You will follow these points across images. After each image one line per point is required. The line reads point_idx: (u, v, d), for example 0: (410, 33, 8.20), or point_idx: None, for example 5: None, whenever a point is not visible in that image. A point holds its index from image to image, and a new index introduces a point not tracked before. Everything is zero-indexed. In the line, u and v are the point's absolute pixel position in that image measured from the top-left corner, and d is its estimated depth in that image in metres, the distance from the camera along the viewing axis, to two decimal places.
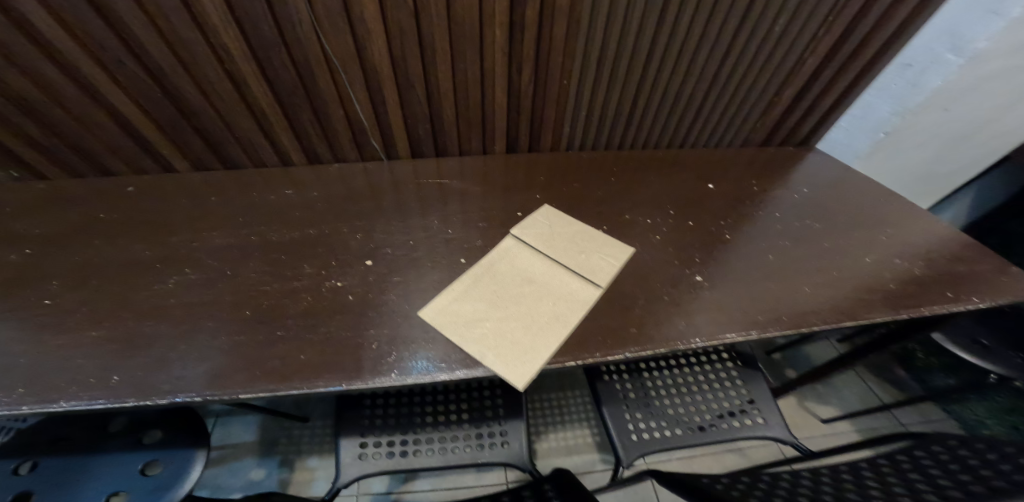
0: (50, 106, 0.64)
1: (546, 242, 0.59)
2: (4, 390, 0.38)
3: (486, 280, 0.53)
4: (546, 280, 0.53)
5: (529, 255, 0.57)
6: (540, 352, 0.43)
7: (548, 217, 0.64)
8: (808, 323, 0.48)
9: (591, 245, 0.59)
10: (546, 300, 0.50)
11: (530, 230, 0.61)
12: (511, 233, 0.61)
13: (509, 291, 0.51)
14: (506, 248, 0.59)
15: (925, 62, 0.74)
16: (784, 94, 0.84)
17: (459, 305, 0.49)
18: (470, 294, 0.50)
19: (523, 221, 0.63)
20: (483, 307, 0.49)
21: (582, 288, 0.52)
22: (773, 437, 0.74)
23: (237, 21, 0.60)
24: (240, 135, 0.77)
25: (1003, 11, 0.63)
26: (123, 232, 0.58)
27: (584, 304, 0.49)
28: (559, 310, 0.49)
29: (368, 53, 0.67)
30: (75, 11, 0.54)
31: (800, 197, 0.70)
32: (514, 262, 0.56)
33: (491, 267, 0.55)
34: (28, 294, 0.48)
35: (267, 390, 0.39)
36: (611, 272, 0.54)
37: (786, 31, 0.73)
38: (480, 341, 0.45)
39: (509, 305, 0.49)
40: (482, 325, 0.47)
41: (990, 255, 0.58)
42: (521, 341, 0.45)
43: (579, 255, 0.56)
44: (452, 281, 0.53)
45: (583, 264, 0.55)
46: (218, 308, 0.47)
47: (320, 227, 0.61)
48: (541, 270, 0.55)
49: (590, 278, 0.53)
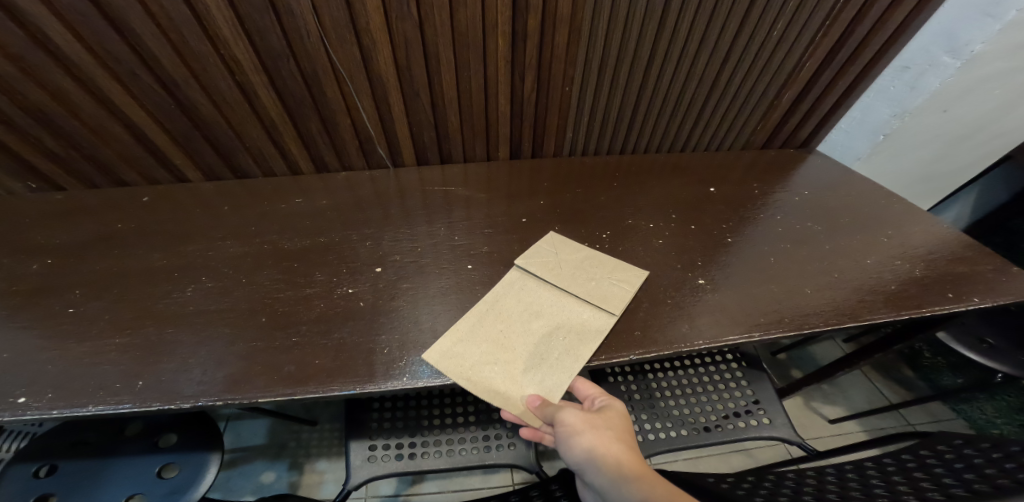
0: (68, 119, 0.66)
1: (553, 270, 0.56)
2: (35, 396, 0.40)
3: (490, 317, 0.50)
4: (555, 312, 0.50)
5: (535, 284, 0.55)
6: (553, 390, 0.42)
7: (554, 244, 0.61)
8: (809, 324, 0.49)
9: (600, 270, 0.56)
10: (557, 333, 0.48)
11: (534, 257, 0.58)
12: (515, 263, 0.57)
13: (516, 326, 0.49)
14: (510, 278, 0.56)
15: (923, 64, 0.74)
16: (784, 96, 0.84)
17: (465, 346, 0.46)
18: (475, 333, 0.48)
19: (527, 249, 0.60)
20: (489, 346, 0.46)
21: (594, 317, 0.50)
22: (779, 437, 0.74)
23: (247, 34, 0.62)
24: (250, 145, 0.78)
25: (998, 13, 0.64)
26: (140, 242, 0.60)
27: (598, 335, 0.47)
28: (571, 344, 0.46)
29: (374, 64, 0.69)
30: (91, 24, 0.56)
31: (801, 199, 0.70)
32: (519, 293, 0.53)
33: (497, 302, 0.52)
34: (52, 303, 0.50)
35: (285, 394, 0.41)
36: (623, 297, 0.52)
37: (784, 34, 0.73)
38: (489, 387, 0.42)
39: (518, 343, 0.47)
40: (491, 368, 0.44)
41: (991, 256, 0.58)
42: (532, 381, 0.43)
43: (589, 282, 0.54)
44: (453, 317, 0.50)
45: (594, 290, 0.53)
46: (235, 315, 0.49)
47: (329, 235, 0.62)
48: (548, 300, 0.52)
49: (601, 306, 0.51)
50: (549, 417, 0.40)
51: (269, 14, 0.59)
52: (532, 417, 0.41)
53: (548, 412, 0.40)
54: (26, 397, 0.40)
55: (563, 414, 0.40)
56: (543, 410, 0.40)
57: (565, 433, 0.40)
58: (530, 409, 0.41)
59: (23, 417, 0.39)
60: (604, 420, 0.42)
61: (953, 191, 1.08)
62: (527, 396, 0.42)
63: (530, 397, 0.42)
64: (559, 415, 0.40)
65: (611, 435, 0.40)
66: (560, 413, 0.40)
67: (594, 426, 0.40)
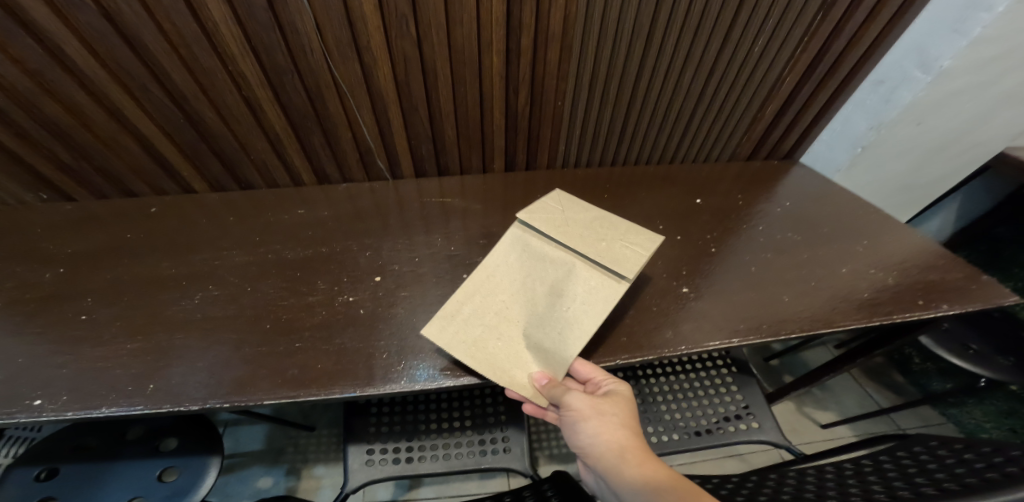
0: (81, 131, 0.70)
1: (559, 229, 0.54)
2: (50, 398, 0.42)
3: (492, 290, 0.51)
4: (562, 280, 0.50)
5: (540, 247, 0.54)
6: (557, 369, 0.45)
7: (560, 202, 0.60)
8: (786, 330, 0.52)
9: (611, 231, 0.55)
10: (561, 304, 0.48)
11: (539, 216, 0.56)
12: (518, 217, 0.56)
13: (521, 299, 0.50)
14: (513, 243, 0.56)
15: (896, 79, 0.76)
16: (767, 109, 0.88)
17: (469, 321, 0.48)
18: (480, 309, 0.49)
19: (534, 204, 0.59)
20: (494, 322, 0.48)
21: (602, 283, 0.49)
22: (768, 441, 0.76)
23: (254, 51, 0.65)
24: (256, 157, 0.82)
25: (964, 30, 0.65)
26: (150, 251, 0.63)
27: (606, 304, 0.47)
28: (576, 316, 0.47)
29: (374, 80, 0.72)
30: (106, 41, 0.59)
31: (783, 210, 0.73)
32: (524, 261, 0.54)
33: (500, 272, 0.53)
34: (66, 310, 0.53)
35: (288, 396, 0.43)
36: (635, 260, 0.50)
37: (765, 51, 0.77)
38: (494, 364, 0.45)
39: (521, 316, 0.49)
40: (495, 344, 0.46)
41: (963, 264, 0.61)
42: (536, 360, 0.46)
43: (598, 243, 0.52)
44: (456, 291, 0.51)
45: (604, 252, 0.51)
46: (241, 321, 0.51)
47: (331, 245, 0.65)
48: (554, 267, 0.52)
49: (611, 269, 0.49)
50: (556, 399, 0.43)
51: (275, 32, 0.63)
52: (537, 395, 0.44)
53: (555, 394, 0.42)
54: (42, 399, 0.42)
55: (570, 398, 0.42)
56: (550, 390, 0.43)
57: (572, 416, 0.42)
58: (536, 387, 0.44)
59: (39, 418, 0.41)
60: (609, 403, 0.44)
61: (935, 200, 1.12)
62: (534, 375, 0.44)
63: (536, 376, 0.45)
64: (567, 400, 0.42)
65: (615, 421, 0.42)
66: (568, 397, 0.42)
67: (600, 411, 0.42)
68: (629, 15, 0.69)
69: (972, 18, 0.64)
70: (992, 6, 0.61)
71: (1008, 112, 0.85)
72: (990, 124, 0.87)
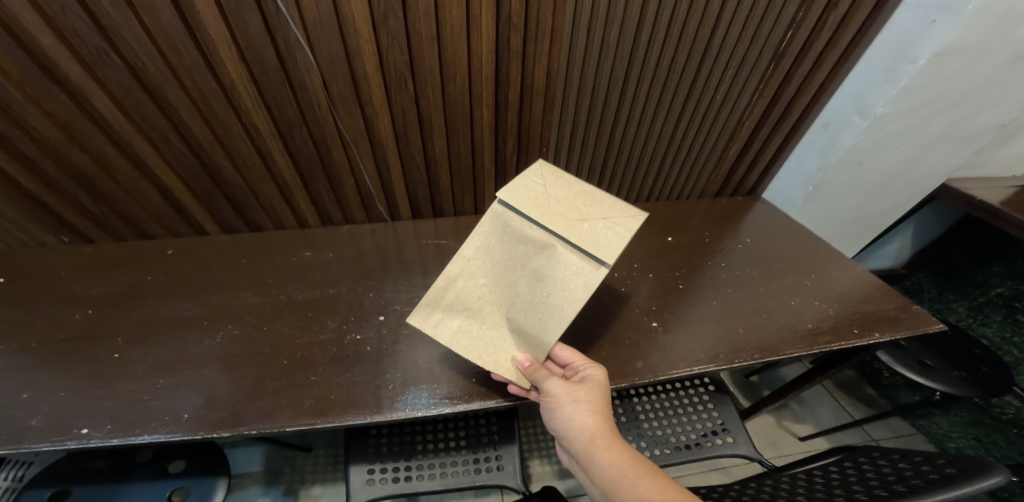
0: (105, 180, 0.77)
1: (539, 208, 0.52)
2: (96, 427, 0.48)
3: (474, 276, 0.53)
4: (543, 265, 0.51)
5: (521, 228, 0.53)
6: (539, 352, 0.51)
7: (543, 175, 0.57)
8: (740, 358, 0.59)
9: (595, 209, 0.53)
10: (542, 290, 0.50)
11: (519, 192, 0.54)
12: (498, 196, 0.53)
13: (503, 284, 0.53)
14: (493, 222, 0.54)
15: (839, 122, 0.86)
16: (729, 150, 0.97)
17: (454, 309, 0.52)
18: (464, 294, 0.53)
19: (513, 180, 0.55)
20: (479, 307, 0.53)
21: (582, 269, 0.49)
22: (741, 454, 0.83)
23: (266, 106, 0.73)
24: (265, 201, 0.89)
25: (894, 80, 0.74)
26: (173, 292, 0.69)
27: (585, 291, 0.48)
28: (556, 304, 0.50)
29: (375, 131, 0.80)
30: (135, 100, 0.67)
31: (744, 246, 0.81)
32: (505, 243, 0.54)
33: (480, 254, 0.54)
34: (101, 348, 0.59)
35: (308, 423, 0.49)
36: (617, 243, 0.49)
37: (725, 100, 0.87)
38: (481, 349, 0.51)
39: (503, 302, 0.52)
40: (481, 330, 0.52)
41: (897, 296, 0.69)
42: (518, 344, 0.51)
43: (580, 225, 0.50)
44: (439, 277, 0.54)
45: (587, 235, 0.50)
46: (261, 357, 0.58)
47: (337, 285, 0.71)
48: (535, 250, 0.52)
49: (593, 254, 0.49)
50: (537, 381, 0.49)
51: (287, 90, 0.71)
52: (521, 377, 0.50)
53: (536, 376, 0.48)
54: (88, 428, 0.48)
55: (549, 381, 0.48)
56: (532, 372, 0.49)
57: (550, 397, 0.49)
58: (519, 368, 0.50)
59: (88, 445, 0.47)
60: (585, 391, 0.49)
61: (885, 230, 1.23)
62: (518, 358, 0.50)
63: (520, 358, 0.50)
64: (546, 383, 0.48)
65: (589, 407, 0.48)
66: (547, 381, 0.48)
67: (575, 397, 0.48)
68: (605, 72, 0.78)
69: (900, 69, 0.73)
70: (915, 59, 0.70)
71: (940, 153, 0.95)
72: (923, 164, 0.97)
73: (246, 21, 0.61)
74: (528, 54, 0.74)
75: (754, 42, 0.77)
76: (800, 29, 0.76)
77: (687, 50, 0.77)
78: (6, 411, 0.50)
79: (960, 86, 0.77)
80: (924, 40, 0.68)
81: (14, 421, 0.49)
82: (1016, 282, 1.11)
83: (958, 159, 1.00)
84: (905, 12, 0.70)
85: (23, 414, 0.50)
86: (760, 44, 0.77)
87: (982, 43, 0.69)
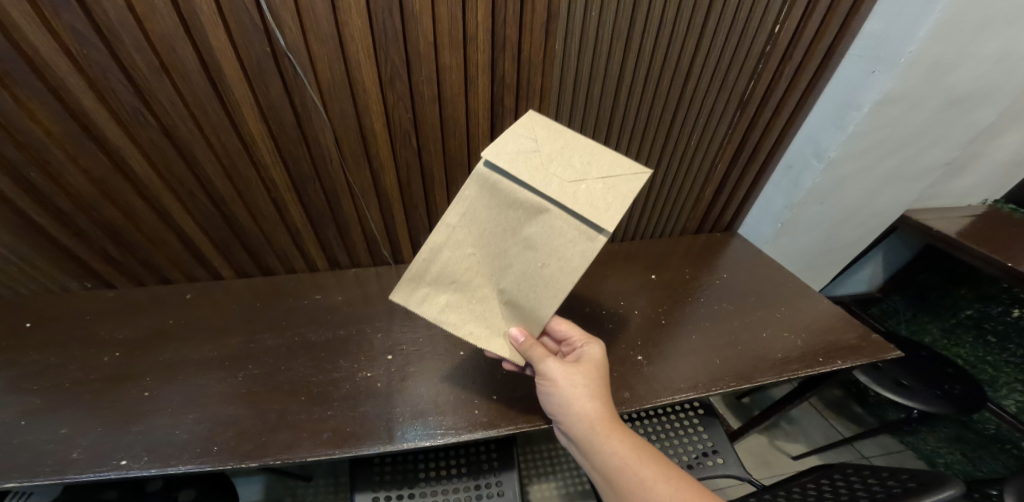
0: (131, 231, 0.83)
1: (531, 168, 0.49)
2: (134, 459, 0.54)
3: (460, 248, 0.52)
4: (534, 233, 0.50)
5: (510, 190, 0.50)
6: (533, 327, 0.53)
7: (533, 129, 0.53)
8: (716, 387, 0.65)
9: (593, 168, 0.50)
10: (536, 262, 0.50)
11: (507, 152, 0.50)
12: (483, 155, 0.49)
13: (491, 255, 0.52)
14: (479, 186, 0.51)
15: (799, 165, 0.96)
16: (705, 192, 1.05)
17: (441, 284, 0.52)
18: (449, 267, 0.52)
19: (500, 137, 0.51)
20: (467, 280, 0.53)
21: (578, 238, 0.48)
22: (731, 474, 0.87)
23: (284, 163, 0.81)
24: (278, 248, 0.96)
25: (843, 125, 0.84)
26: (195, 334, 0.75)
27: (583, 261, 0.48)
28: (550, 274, 0.50)
29: (382, 184, 0.88)
30: (167, 161, 0.75)
31: (721, 282, 0.89)
32: (493, 208, 0.51)
33: (465, 221, 0.51)
34: (132, 388, 0.64)
35: (326, 454, 0.55)
36: (617, 205, 0.47)
37: (698, 146, 0.95)
38: (474, 324, 0.53)
39: (492, 275, 0.52)
40: (472, 304, 0.53)
41: (858, 326, 0.77)
42: (512, 321, 0.53)
43: (577, 188, 0.48)
44: (422, 249, 0.52)
45: (586, 199, 0.47)
46: (279, 393, 0.63)
47: (347, 327, 0.77)
48: (527, 216, 0.50)
49: (591, 221, 0.47)
50: (535, 361, 0.52)
51: (303, 149, 0.79)
52: (516, 354, 0.53)
53: (535, 355, 0.52)
54: (127, 459, 0.54)
55: (547, 362, 0.52)
56: (525, 346, 0.52)
57: (550, 380, 0.53)
58: (514, 343, 0.52)
59: (128, 475, 0.52)
60: (583, 375, 0.54)
61: (854, 259, 1.30)
62: (512, 333, 0.53)
63: (513, 334, 0.53)
64: (546, 364, 0.52)
65: (586, 391, 0.53)
66: (546, 362, 0.52)
67: (574, 381, 0.53)
68: (588, 124, 0.87)
69: (849, 116, 0.83)
70: (860, 106, 0.81)
71: (892, 190, 1.05)
72: (878, 201, 1.06)
73: (267, 84, 0.69)
74: (521, 111, 0.83)
75: (721, 90, 0.86)
76: (760, 81, 0.85)
77: (660, 105, 0.86)
78: (49, 447, 0.56)
79: (901, 131, 0.87)
80: (866, 88, 0.79)
81: (57, 456, 0.54)
82: (984, 305, 1.20)
83: (909, 197, 1.10)
84: (849, 65, 0.81)
85: (66, 449, 0.55)
86: (726, 94, 0.86)
87: (914, 93, 0.79)
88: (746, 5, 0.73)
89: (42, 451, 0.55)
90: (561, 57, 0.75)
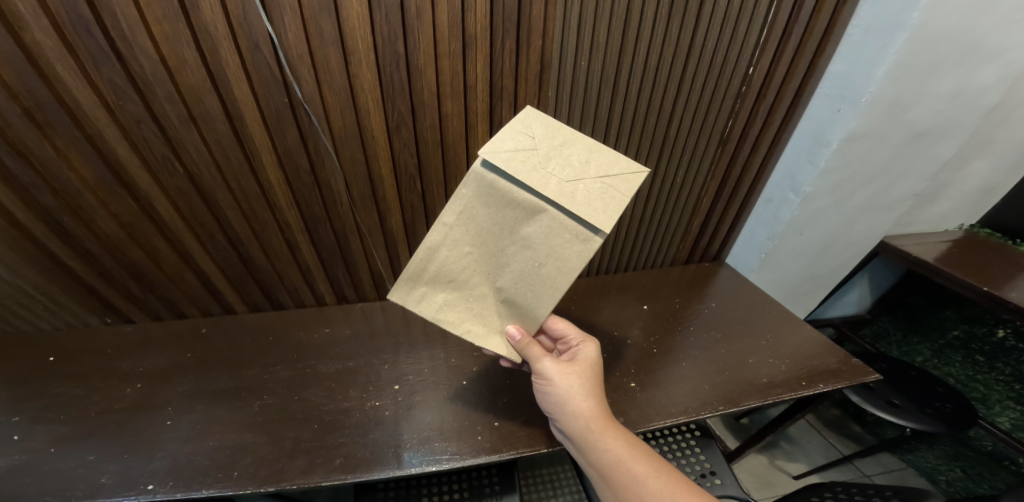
0: (152, 269, 0.88)
1: (530, 168, 0.51)
2: (160, 484, 0.57)
3: (457, 247, 0.55)
4: (532, 233, 0.54)
5: (508, 190, 0.52)
6: (530, 324, 0.58)
7: (534, 125, 0.55)
8: (705, 410, 0.69)
9: (591, 167, 0.53)
10: (534, 262, 0.54)
11: (504, 150, 0.52)
12: (481, 155, 0.51)
13: (488, 255, 0.56)
14: (478, 183, 0.53)
15: (779, 199, 1.02)
16: (693, 224, 1.11)
17: (439, 282, 0.56)
18: (445, 268, 0.56)
19: (496, 135, 0.52)
20: (464, 279, 0.57)
21: (575, 240, 0.52)
22: (730, 495, 0.89)
23: (297, 205, 0.87)
24: (289, 284, 1.01)
25: (816, 161, 0.91)
26: (212, 366, 0.80)
27: (581, 261, 0.52)
28: (547, 274, 0.54)
29: (388, 223, 0.94)
30: (190, 204, 0.81)
31: (710, 311, 0.93)
32: (491, 207, 0.54)
33: (462, 220, 0.55)
34: (154, 417, 0.68)
35: (340, 478, 0.59)
36: (613, 206, 0.51)
37: (685, 182, 1.01)
38: (472, 321, 0.58)
39: (489, 275, 0.57)
40: (470, 303, 0.58)
41: (839, 351, 0.81)
42: (511, 319, 0.58)
43: (575, 189, 0.51)
44: (419, 249, 0.55)
45: (584, 199, 0.51)
46: (294, 421, 0.67)
47: (355, 359, 0.82)
48: (525, 216, 0.53)
49: (588, 222, 0.51)
50: (533, 359, 0.57)
51: (315, 192, 0.85)
52: (512, 352, 0.58)
53: (532, 355, 0.57)
54: (153, 484, 0.57)
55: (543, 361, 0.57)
56: (522, 345, 0.57)
57: (547, 379, 0.58)
58: (512, 340, 0.57)
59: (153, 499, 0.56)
60: (579, 374, 0.59)
61: (840, 282, 1.34)
62: (508, 330, 0.58)
63: (512, 330, 0.58)
64: (543, 363, 0.57)
65: (582, 391, 0.57)
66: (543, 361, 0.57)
67: (569, 379, 0.58)
68: None
69: (819, 152, 0.90)
70: (829, 142, 0.87)
71: (868, 219, 1.10)
72: (855, 229, 1.12)
73: (285, 131, 0.75)
74: None
75: (704, 128, 0.92)
76: (738, 120, 0.91)
77: (647, 142, 0.92)
78: (79, 473, 0.59)
79: (870, 165, 0.94)
80: (835, 126, 0.86)
81: (86, 481, 0.58)
82: (969, 325, 1.24)
83: (885, 225, 1.15)
84: (817, 105, 0.89)
85: (94, 475, 0.59)
86: (707, 132, 0.93)
87: (878, 129, 0.86)
88: (722, 50, 0.80)
89: (72, 477, 0.59)
90: (554, 104, 0.82)
